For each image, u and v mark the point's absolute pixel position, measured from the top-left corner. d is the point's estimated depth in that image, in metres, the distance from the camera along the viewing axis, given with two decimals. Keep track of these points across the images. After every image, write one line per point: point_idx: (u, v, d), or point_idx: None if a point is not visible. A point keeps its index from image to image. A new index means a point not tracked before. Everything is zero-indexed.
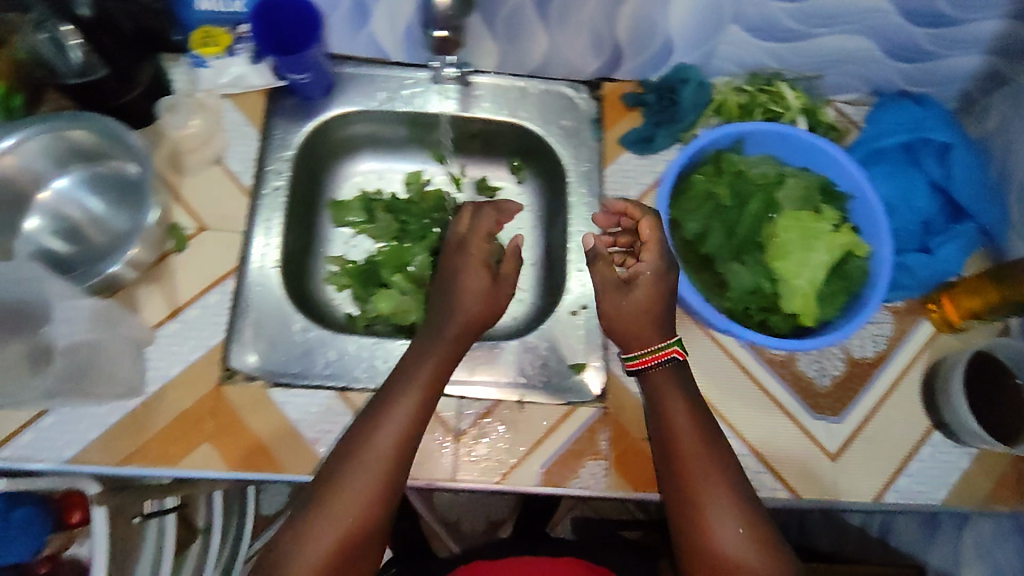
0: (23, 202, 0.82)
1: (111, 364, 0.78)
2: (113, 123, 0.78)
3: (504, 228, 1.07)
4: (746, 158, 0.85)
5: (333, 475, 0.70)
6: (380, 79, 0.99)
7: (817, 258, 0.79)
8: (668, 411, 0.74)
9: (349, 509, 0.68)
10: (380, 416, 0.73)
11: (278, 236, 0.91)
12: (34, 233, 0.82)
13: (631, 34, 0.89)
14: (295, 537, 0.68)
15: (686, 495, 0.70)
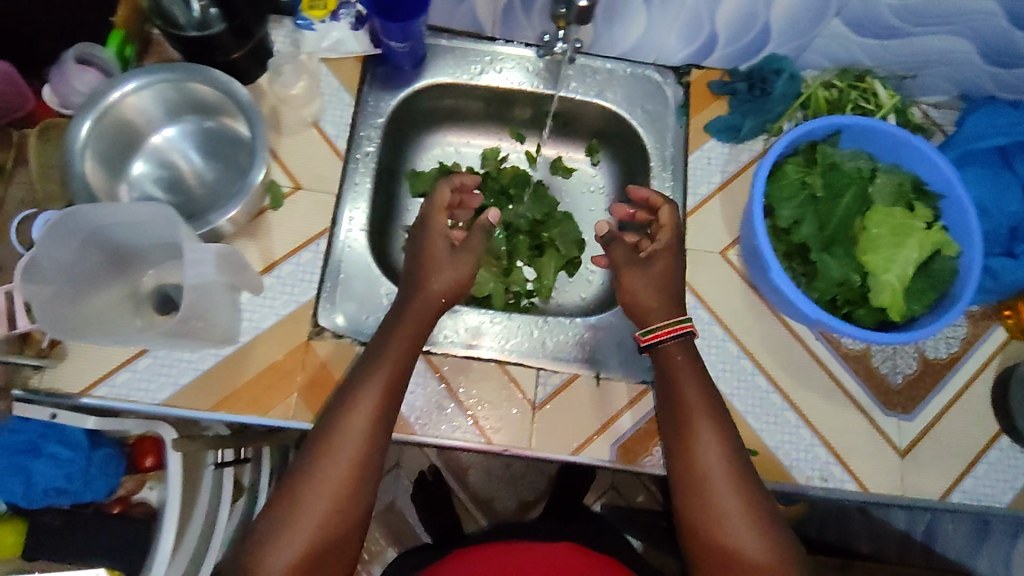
0: (131, 148, 0.84)
1: (216, 313, 0.77)
2: (230, 80, 0.80)
3: (576, 209, 1.10)
4: (841, 151, 0.85)
5: (308, 464, 0.72)
6: (473, 53, 1.00)
7: (909, 254, 0.80)
8: (679, 388, 0.79)
9: (328, 495, 0.70)
10: (354, 401, 0.75)
11: (367, 201, 0.93)
12: (140, 178, 0.85)
13: (731, 22, 0.90)
14: (276, 525, 0.69)
15: (691, 480, 0.74)
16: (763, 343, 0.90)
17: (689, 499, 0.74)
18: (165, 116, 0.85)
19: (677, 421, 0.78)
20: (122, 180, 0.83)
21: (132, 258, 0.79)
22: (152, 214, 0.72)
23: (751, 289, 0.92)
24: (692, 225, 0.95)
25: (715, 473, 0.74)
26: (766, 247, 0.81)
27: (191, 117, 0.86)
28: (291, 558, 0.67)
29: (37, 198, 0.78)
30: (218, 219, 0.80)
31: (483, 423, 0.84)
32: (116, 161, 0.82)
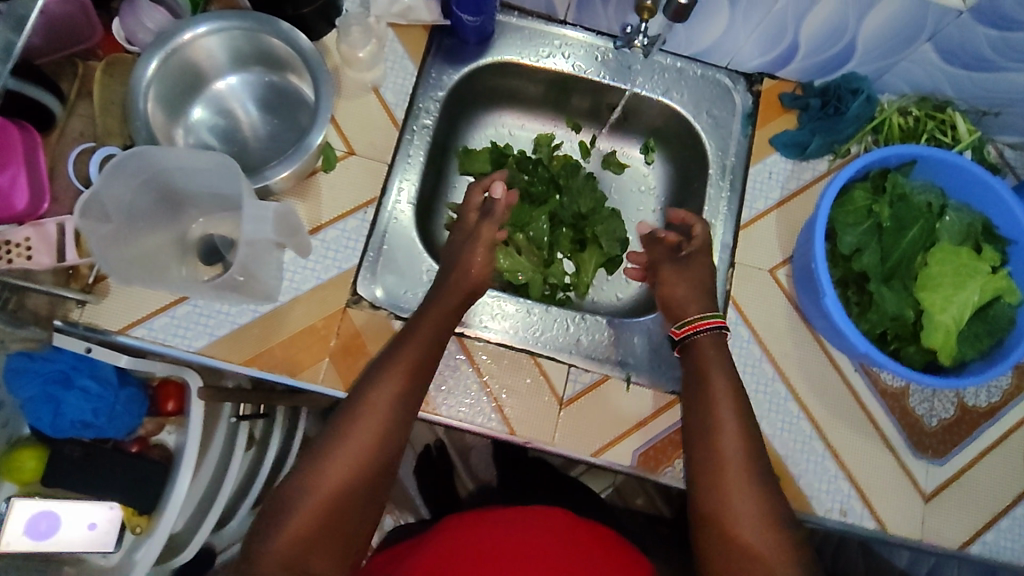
0: (192, 92, 0.83)
1: (263, 272, 0.78)
2: (298, 34, 0.78)
3: (623, 206, 1.08)
4: (912, 182, 0.82)
5: (331, 432, 0.72)
6: (541, 35, 0.98)
7: (968, 297, 0.77)
8: (705, 389, 0.77)
9: (346, 463, 0.70)
10: (380, 374, 0.75)
11: (418, 175, 0.92)
12: (197, 124, 0.84)
13: (815, 35, 0.86)
14: (294, 488, 0.69)
15: (705, 482, 0.72)
16: (801, 369, 0.88)
17: (705, 503, 0.71)
18: (230, 65, 0.84)
19: (699, 421, 0.75)
20: (179, 124, 0.83)
21: (184, 203, 0.78)
22: (210, 164, 0.72)
23: (797, 312, 0.90)
24: (744, 239, 0.92)
25: (734, 479, 0.71)
26: (823, 272, 0.78)
27: (256, 69, 0.85)
28: (305, 522, 0.67)
29: (98, 133, 0.78)
30: (270, 177, 0.79)
31: (508, 412, 0.84)
32: (176, 104, 0.82)
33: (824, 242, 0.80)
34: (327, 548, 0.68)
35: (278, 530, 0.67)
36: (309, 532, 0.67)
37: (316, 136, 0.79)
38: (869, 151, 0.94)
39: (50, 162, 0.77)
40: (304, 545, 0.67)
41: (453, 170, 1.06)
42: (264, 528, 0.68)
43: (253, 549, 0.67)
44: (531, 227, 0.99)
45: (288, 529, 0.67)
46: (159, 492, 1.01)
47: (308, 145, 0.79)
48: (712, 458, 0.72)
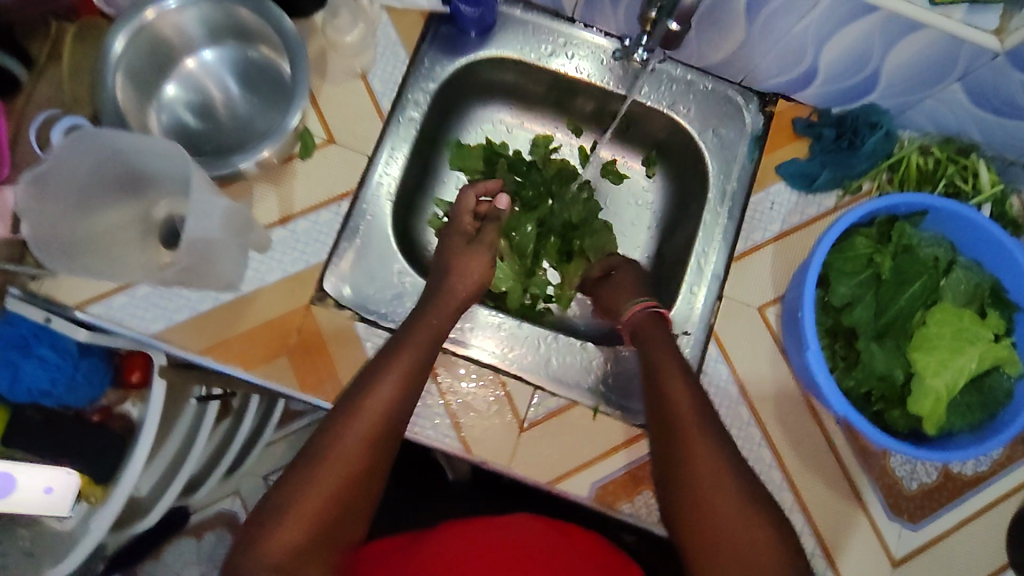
0: (167, 67, 0.79)
1: (220, 263, 0.75)
2: (279, 12, 0.74)
3: (616, 220, 1.03)
4: (921, 233, 0.76)
5: (323, 439, 0.69)
6: (546, 32, 0.92)
7: (964, 363, 0.71)
8: (666, 399, 0.73)
9: (338, 471, 0.67)
10: (377, 377, 0.72)
11: (400, 170, 0.87)
12: (171, 102, 0.81)
13: (837, 60, 0.80)
14: (285, 495, 0.66)
15: (689, 509, 0.68)
16: (778, 416, 0.83)
17: (688, 525, 0.68)
18: (205, 38, 0.80)
19: (666, 433, 0.71)
20: (152, 103, 0.79)
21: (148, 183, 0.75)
22: (173, 151, 0.68)
23: (782, 356, 0.85)
24: (735, 272, 0.87)
25: (723, 504, 0.66)
26: (810, 327, 0.74)
27: (232, 44, 0.81)
28: (295, 530, 0.64)
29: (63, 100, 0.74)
30: (241, 165, 0.75)
31: (465, 429, 0.81)
32: (147, 81, 0.78)
33: (816, 289, 0.75)
34: (318, 556, 0.65)
35: (268, 538, 0.64)
36: (300, 541, 0.64)
37: (292, 119, 0.75)
38: (882, 190, 0.88)
39: (13, 127, 0.73)
40: (295, 554, 0.64)
41: (443, 163, 1.01)
42: (253, 535, 0.65)
43: (240, 556, 0.64)
44: (517, 232, 0.94)
45: (278, 536, 0.64)
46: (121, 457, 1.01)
47: (284, 131, 0.76)
48: (686, 478, 0.68)
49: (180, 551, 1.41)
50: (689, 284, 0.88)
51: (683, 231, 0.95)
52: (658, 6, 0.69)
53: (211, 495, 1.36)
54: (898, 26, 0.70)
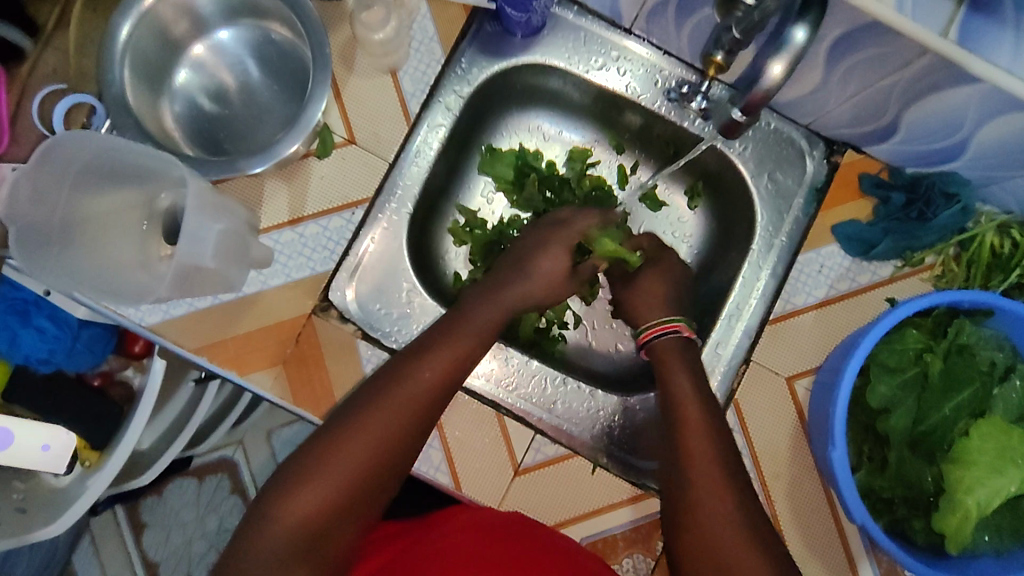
0: (175, 52, 0.74)
1: (218, 274, 0.72)
2: None
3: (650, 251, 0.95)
4: (981, 333, 0.69)
5: (364, 399, 0.64)
6: (599, 42, 0.83)
7: (1004, 485, 0.64)
8: (680, 404, 0.69)
9: (377, 435, 0.62)
10: (430, 349, 0.67)
11: (422, 179, 0.81)
12: (184, 88, 0.76)
13: (922, 121, 0.70)
14: (318, 453, 0.61)
15: (684, 521, 0.62)
16: (790, 498, 0.78)
17: (683, 538, 0.62)
18: (217, 15, 0.74)
19: (672, 436, 0.67)
20: (163, 92, 0.74)
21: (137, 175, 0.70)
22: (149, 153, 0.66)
23: (804, 434, 0.79)
24: (769, 336, 0.80)
25: (719, 522, 0.61)
26: (840, 423, 0.68)
27: (246, 22, 0.76)
28: (328, 491, 0.59)
29: (69, 75, 0.73)
30: (258, 169, 0.70)
31: (458, 464, 0.77)
32: (157, 64, 0.73)
33: (854, 382, 0.69)
34: (347, 522, 0.60)
35: (295, 495, 0.59)
36: (332, 503, 0.59)
37: (316, 108, 0.70)
38: (946, 267, 0.80)
39: (14, 98, 0.70)
40: (324, 515, 0.59)
41: (472, 166, 0.93)
42: (279, 489, 0.59)
43: (263, 510, 0.58)
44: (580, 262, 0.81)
45: (311, 494, 0.59)
46: (117, 426, 1.00)
47: (303, 128, 0.70)
48: (688, 487, 0.63)
49: (181, 493, 1.33)
50: (715, 342, 0.81)
51: (718, 277, 0.88)
52: (727, 49, 0.61)
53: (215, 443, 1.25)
54: (998, 100, 0.61)
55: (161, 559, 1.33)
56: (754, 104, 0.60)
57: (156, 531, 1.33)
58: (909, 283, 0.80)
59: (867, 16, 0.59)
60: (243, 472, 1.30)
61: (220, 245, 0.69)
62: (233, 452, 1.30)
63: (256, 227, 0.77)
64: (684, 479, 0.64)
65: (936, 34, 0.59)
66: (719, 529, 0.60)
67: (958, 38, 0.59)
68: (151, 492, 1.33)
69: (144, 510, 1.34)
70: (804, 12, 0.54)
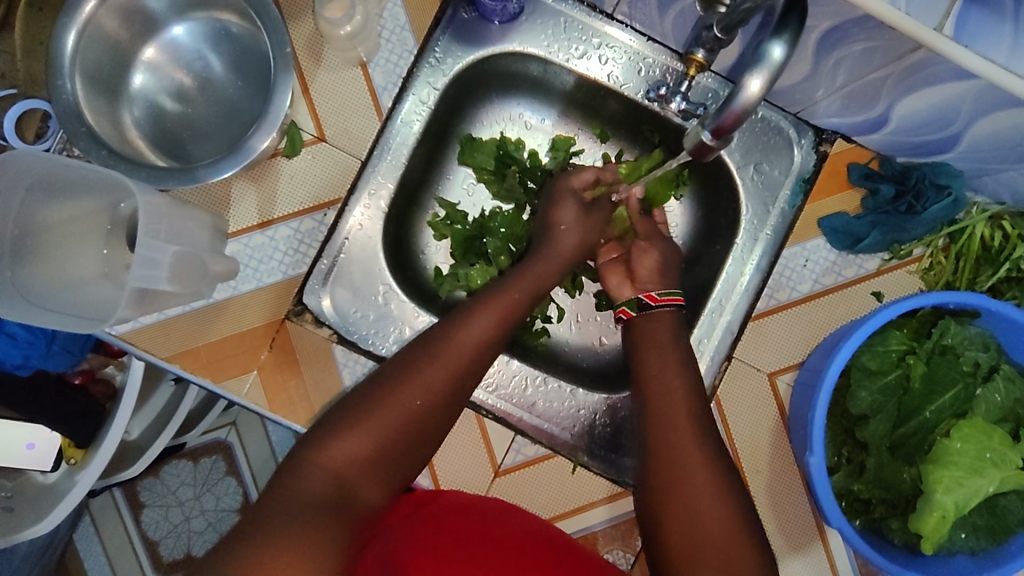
0: (127, 55, 0.73)
1: (183, 285, 0.70)
2: None
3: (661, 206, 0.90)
4: (965, 331, 0.68)
5: (411, 359, 0.65)
6: (579, 28, 0.79)
7: (983, 485, 0.64)
8: (661, 382, 0.69)
9: (416, 394, 0.63)
10: (469, 317, 0.68)
11: (398, 176, 0.78)
12: (142, 91, 0.74)
13: (915, 113, 0.67)
14: (356, 408, 0.61)
15: (662, 495, 0.64)
16: (769, 494, 0.78)
17: (668, 523, 0.63)
18: (168, 11, 0.73)
19: (653, 411, 0.68)
20: (122, 100, 0.73)
21: (84, 186, 0.69)
22: (98, 180, 0.68)
23: (785, 429, 0.78)
24: (751, 332, 0.79)
25: (707, 505, 0.62)
26: (819, 428, 0.67)
27: (200, 15, 0.74)
28: (364, 443, 0.60)
29: (17, 81, 0.81)
30: (225, 173, 0.67)
31: (437, 466, 0.77)
32: (112, 69, 0.71)
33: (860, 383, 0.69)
34: (381, 474, 0.61)
35: (334, 442, 0.59)
36: (367, 455, 0.60)
37: (283, 101, 0.67)
38: (935, 259, 0.78)
39: None
40: (358, 465, 0.59)
41: (452, 156, 0.89)
42: (317, 436, 0.60)
43: (300, 456, 0.58)
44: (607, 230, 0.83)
45: (349, 445, 0.59)
46: (100, 425, 0.94)
47: (270, 125, 0.67)
48: (673, 458, 0.64)
49: (178, 472, 1.23)
50: (698, 340, 0.79)
51: (699, 271, 0.86)
52: (709, 48, 0.64)
53: (208, 423, 1.18)
54: (995, 98, 0.58)
55: (161, 537, 1.24)
56: (726, 126, 0.57)
57: (156, 509, 1.23)
58: (896, 276, 0.79)
59: (858, 9, 0.56)
60: (237, 454, 1.22)
61: (176, 267, 0.68)
62: (227, 433, 1.22)
63: (224, 230, 0.75)
64: (669, 452, 0.65)
65: (930, 28, 0.55)
66: (703, 511, 0.61)
67: (953, 32, 0.55)
68: (147, 473, 1.22)
69: (142, 491, 1.23)
70: (780, 29, 0.53)
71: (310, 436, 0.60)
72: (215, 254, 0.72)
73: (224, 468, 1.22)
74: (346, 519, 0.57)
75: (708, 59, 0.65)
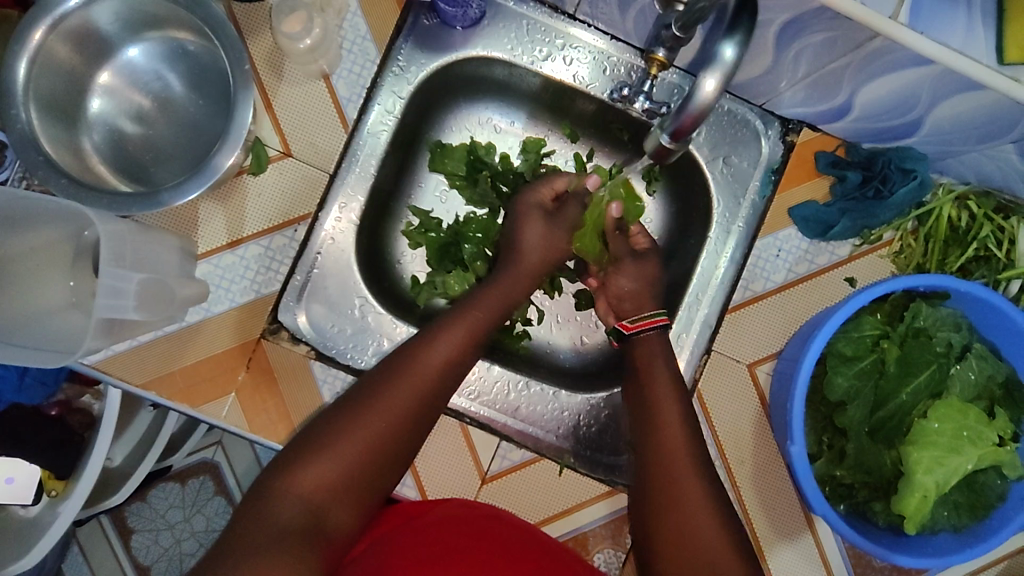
0: (82, 80, 0.71)
1: (154, 312, 0.69)
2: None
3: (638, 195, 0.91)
4: (938, 313, 0.69)
5: (375, 383, 0.64)
6: (543, 30, 0.79)
7: (961, 463, 0.66)
8: (653, 387, 0.71)
9: (383, 419, 0.62)
10: (433, 337, 0.68)
11: (368, 188, 0.78)
12: (100, 116, 0.73)
13: (878, 100, 0.68)
14: (324, 434, 0.61)
15: (653, 495, 0.64)
16: (755, 484, 0.78)
17: (655, 524, 0.63)
18: (121, 33, 0.71)
19: (640, 417, 0.70)
20: (81, 126, 0.71)
21: (46, 215, 0.67)
22: (59, 210, 0.66)
23: (767, 418, 0.79)
24: (728, 325, 0.79)
25: (692, 505, 0.63)
26: (798, 417, 0.68)
27: (154, 35, 0.73)
28: (335, 469, 0.59)
29: None
30: (192, 195, 0.65)
31: (423, 477, 0.77)
32: (67, 94, 0.70)
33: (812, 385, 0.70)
34: (352, 501, 0.60)
35: (304, 468, 0.58)
36: (338, 480, 0.59)
37: (245, 116, 0.66)
38: (905, 242, 0.79)
39: None
40: (329, 491, 0.58)
41: (422, 164, 0.88)
42: (284, 464, 0.59)
43: (269, 485, 0.57)
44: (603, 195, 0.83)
45: (319, 471, 0.58)
46: (80, 455, 0.92)
47: (232, 142, 0.66)
48: (665, 457, 0.65)
49: (166, 495, 1.21)
50: (675, 335, 0.79)
51: (675, 265, 0.86)
52: (668, 47, 0.64)
53: (193, 444, 1.16)
54: (952, 83, 0.59)
55: (152, 562, 1.22)
56: (686, 128, 0.58)
57: (145, 534, 1.22)
58: (868, 260, 0.79)
59: (814, 1, 0.57)
60: (226, 473, 1.20)
61: (143, 295, 0.66)
62: (214, 453, 1.20)
63: (193, 252, 0.74)
64: (663, 455, 0.66)
65: (886, 17, 0.56)
66: (689, 515, 0.62)
67: (908, 19, 0.56)
68: (134, 497, 1.21)
69: (130, 516, 1.21)
70: (731, 30, 0.53)
71: (276, 467, 0.59)
72: (183, 278, 0.71)
73: (213, 489, 1.20)
74: (318, 548, 0.56)
75: (670, 57, 0.65)
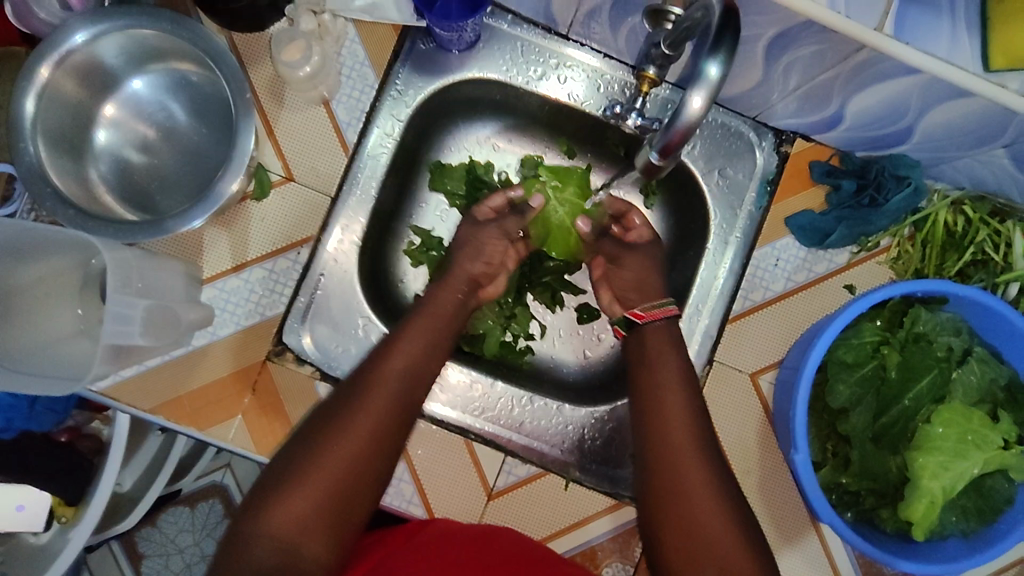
0: (87, 112, 0.73)
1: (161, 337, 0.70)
2: (203, 32, 0.68)
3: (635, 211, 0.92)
4: (937, 318, 0.70)
5: (335, 410, 0.65)
6: (537, 51, 0.80)
7: (967, 468, 0.66)
8: (659, 397, 0.70)
9: (346, 447, 0.62)
10: (391, 352, 0.69)
11: (369, 209, 0.79)
12: (106, 148, 0.75)
13: (868, 109, 0.69)
14: (291, 470, 0.61)
15: (660, 505, 0.65)
16: (763, 494, 0.78)
17: (666, 534, 0.64)
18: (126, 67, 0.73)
19: (645, 430, 0.69)
20: (87, 158, 0.73)
21: (55, 245, 0.69)
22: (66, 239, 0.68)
23: (771, 427, 0.79)
24: (729, 336, 0.80)
25: (704, 514, 0.63)
26: (801, 425, 0.68)
27: (156, 67, 0.75)
28: (303, 505, 0.59)
29: None
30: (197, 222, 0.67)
31: (430, 495, 0.77)
32: (74, 127, 0.72)
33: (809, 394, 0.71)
34: (328, 534, 0.60)
35: (275, 509, 0.59)
36: (309, 515, 0.59)
37: (247, 144, 0.68)
38: (903, 248, 0.79)
39: None
40: (302, 527, 0.59)
41: (423, 184, 0.89)
42: (256, 506, 0.60)
43: (245, 526, 0.59)
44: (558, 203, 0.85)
45: (288, 508, 0.59)
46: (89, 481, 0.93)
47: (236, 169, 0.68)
48: (675, 466, 0.65)
49: (175, 520, 1.21)
50: None
51: (675, 277, 0.87)
52: (658, 65, 0.66)
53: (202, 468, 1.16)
54: (940, 91, 0.60)
55: None
56: (675, 142, 0.59)
57: (156, 559, 1.22)
58: (866, 267, 0.80)
59: (801, 16, 0.58)
60: (235, 495, 1.21)
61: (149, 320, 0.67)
62: (223, 475, 1.20)
63: (199, 277, 0.75)
64: (673, 469, 0.65)
65: (870, 29, 0.57)
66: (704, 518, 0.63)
67: (893, 31, 0.57)
68: (144, 523, 1.21)
69: (141, 541, 1.22)
70: (717, 46, 0.54)
71: (250, 509, 0.60)
72: (188, 303, 0.72)
73: (221, 511, 1.20)
74: None
75: (660, 74, 0.67)
